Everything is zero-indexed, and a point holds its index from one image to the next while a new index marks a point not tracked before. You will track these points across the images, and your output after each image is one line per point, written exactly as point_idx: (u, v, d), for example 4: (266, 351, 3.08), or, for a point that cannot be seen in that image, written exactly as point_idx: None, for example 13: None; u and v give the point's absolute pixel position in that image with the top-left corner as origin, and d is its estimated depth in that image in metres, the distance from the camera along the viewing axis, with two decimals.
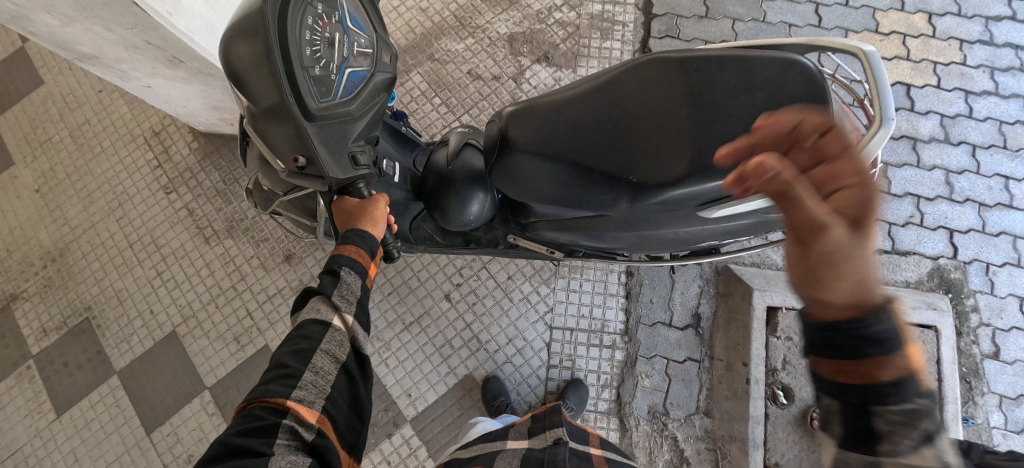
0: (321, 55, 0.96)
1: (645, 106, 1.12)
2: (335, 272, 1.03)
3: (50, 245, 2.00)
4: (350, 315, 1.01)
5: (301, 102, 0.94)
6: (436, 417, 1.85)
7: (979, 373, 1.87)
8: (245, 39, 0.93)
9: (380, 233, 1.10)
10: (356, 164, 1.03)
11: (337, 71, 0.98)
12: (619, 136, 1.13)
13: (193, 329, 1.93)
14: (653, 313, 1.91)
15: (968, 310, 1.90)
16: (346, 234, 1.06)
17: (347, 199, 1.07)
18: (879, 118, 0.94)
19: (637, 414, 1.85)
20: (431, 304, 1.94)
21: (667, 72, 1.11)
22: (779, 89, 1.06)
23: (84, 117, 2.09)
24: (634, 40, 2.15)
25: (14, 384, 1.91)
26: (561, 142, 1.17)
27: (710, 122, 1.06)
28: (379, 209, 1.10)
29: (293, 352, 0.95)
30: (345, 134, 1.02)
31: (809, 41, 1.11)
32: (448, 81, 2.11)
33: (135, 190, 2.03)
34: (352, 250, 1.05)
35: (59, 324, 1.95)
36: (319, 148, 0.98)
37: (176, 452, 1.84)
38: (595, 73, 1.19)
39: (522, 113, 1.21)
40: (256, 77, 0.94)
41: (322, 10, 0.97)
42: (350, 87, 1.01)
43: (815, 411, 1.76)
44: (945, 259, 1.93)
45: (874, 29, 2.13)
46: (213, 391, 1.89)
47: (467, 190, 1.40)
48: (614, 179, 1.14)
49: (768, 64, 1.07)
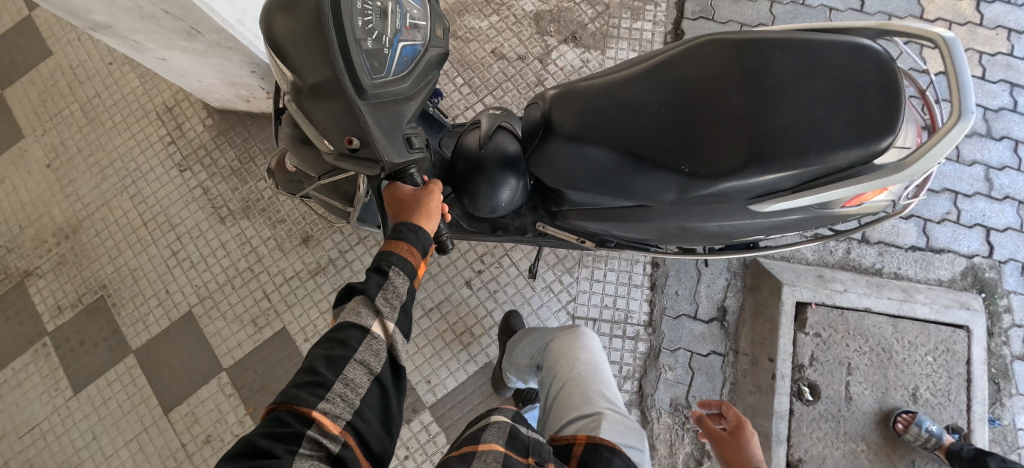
0: (373, 26, 0.91)
1: (700, 90, 1.06)
2: (384, 271, 0.96)
3: (64, 222, 1.95)
4: (391, 322, 0.94)
5: (354, 78, 0.91)
6: (456, 403, 1.83)
7: (1009, 374, 1.83)
8: (294, 9, 0.90)
9: (434, 226, 1.05)
10: (411, 147, 1.00)
11: (389, 44, 0.93)
12: (669, 121, 1.07)
13: (209, 310, 1.90)
14: (678, 305, 1.88)
15: (1001, 310, 1.86)
16: (399, 228, 1.01)
17: (402, 186, 1.05)
18: (958, 112, 0.92)
19: (659, 406, 1.82)
20: (452, 291, 1.90)
21: (726, 54, 1.05)
22: (846, 77, 1.01)
23: (95, 90, 2.03)
24: (666, 22, 2.07)
25: (30, 361, 1.89)
26: (605, 124, 1.11)
27: (771, 110, 1.01)
28: (434, 200, 1.05)
29: (326, 359, 0.89)
30: (399, 114, 0.98)
31: (880, 25, 1.06)
32: (471, 60, 2.03)
33: (149, 167, 1.98)
34: (405, 249, 0.99)
35: (74, 301, 1.92)
36: (373, 129, 0.95)
37: (194, 432, 1.83)
38: (646, 55, 1.14)
39: (567, 94, 1.17)
40: (307, 53, 0.91)
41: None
42: (403, 63, 0.95)
43: (901, 414, 1.73)
44: (980, 257, 1.89)
45: (919, 15, 2.03)
46: (230, 373, 1.87)
47: (498, 176, 1.33)
48: (659, 166, 1.07)
49: (834, 50, 1.03)
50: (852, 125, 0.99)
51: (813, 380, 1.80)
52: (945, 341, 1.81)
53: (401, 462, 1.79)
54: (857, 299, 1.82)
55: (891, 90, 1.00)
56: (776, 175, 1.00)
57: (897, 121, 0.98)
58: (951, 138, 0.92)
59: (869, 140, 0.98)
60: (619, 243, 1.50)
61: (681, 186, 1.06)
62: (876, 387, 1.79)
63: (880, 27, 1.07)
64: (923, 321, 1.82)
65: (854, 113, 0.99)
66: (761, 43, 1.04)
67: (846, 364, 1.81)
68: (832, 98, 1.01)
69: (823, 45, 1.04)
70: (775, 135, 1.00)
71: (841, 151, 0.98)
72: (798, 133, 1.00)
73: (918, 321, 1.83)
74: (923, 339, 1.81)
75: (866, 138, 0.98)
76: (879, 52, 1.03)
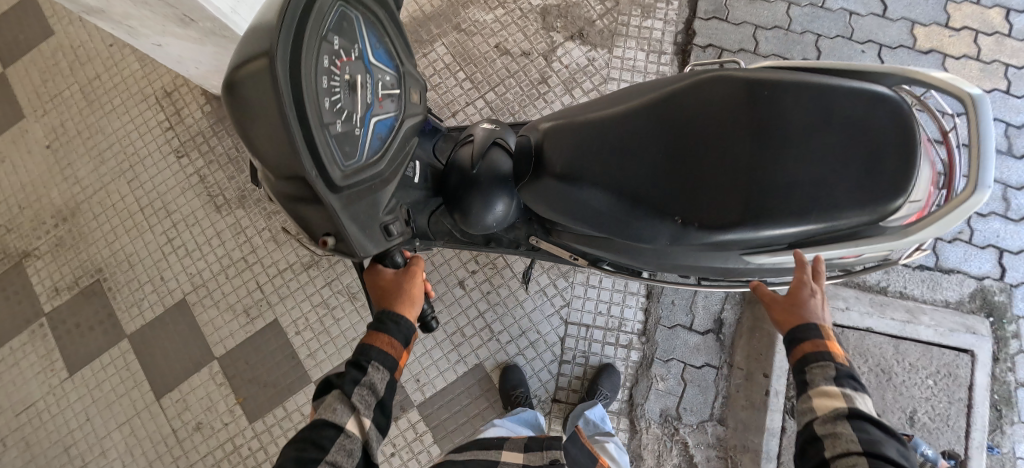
0: (343, 106, 0.82)
1: (706, 132, 1.04)
2: (363, 365, 1.05)
3: (62, 204, 1.96)
4: (366, 419, 1.02)
5: (325, 175, 0.79)
6: (444, 403, 1.82)
7: (1012, 401, 1.78)
8: (251, 93, 0.74)
9: (415, 314, 1.10)
10: (390, 236, 0.98)
11: (360, 124, 0.85)
12: (670, 165, 1.04)
13: (203, 298, 1.90)
14: (673, 315, 1.84)
15: (1008, 336, 1.80)
16: (382, 319, 1.07)
17: (385, 274, 1.10)
18: (975, 184, 0.90)
19: (649, 416, 1.80)
20: (445, 291, 1.88)
21: (736, 94, 1.03)
22: (861, 131, 1.01)
23: (95, 72, 2.02)
24: (677, 21, 2.00)
25: (27, 341, 1.91)
26: (602, 165, 1.08)
27: (777, 161, 1.00)
28: (416, 290, 1.10)
29: (297, 462, 0.96)
30: (373, 201, 0.93)
31: (906, 72, 1.02)
32: (474, 54, 1.98)
33: (147, 152, 1.97)
34: (385, 341, 1.07)
35: (71, 283, 1.93)
36: (348, 224, 0.87)
37: (184, 419, 1.85)
38: (653, 87, 1.11)
39: (564, 129, 1.14)
40: (264, 141, 0.76)
41: (338, 46, 0.82)
42: (376, 141, 0.90)
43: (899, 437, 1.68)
44: (991, 279, 1.82)
45: (944, 23, 1.96)
46: (222, 362, 1.88)
47: (492, 191, 1.30)
48: (655, 214, 1.03)
49: (851, 100, 1.03)
50: (861, 184, 0.99)
51: None
52: (948, 365, 1.76)
53: (388, 459, 1.79)
54: (859, 319, 1.78)
55: (908, 149, 1.00)
56: (776, 230, 0.98)
57: (909, 182, 0.98)
58: (964, 210, 0.91)
59: (879, 202, 0.98)
60: (612, 267, 1.44)
61: (675, 235, 1.02)
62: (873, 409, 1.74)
63: (907, 73, 1.03)
64: (926, 343, 1.78)
65: (864, 171, 1.00)
66: (772, 87, 1.03)
67: None
68: (843, 154, 1.01)
69: (838, 90, 1.03)
70: (782, 190, 0.99)
71: (848, 210, 0.98)
72: (804, 190, 0.99)
73: (921, 343, 1.78)
74: (924, 362, 1.77)
75: (875, 201, 0.98)
76: (897, 101, 1.03)
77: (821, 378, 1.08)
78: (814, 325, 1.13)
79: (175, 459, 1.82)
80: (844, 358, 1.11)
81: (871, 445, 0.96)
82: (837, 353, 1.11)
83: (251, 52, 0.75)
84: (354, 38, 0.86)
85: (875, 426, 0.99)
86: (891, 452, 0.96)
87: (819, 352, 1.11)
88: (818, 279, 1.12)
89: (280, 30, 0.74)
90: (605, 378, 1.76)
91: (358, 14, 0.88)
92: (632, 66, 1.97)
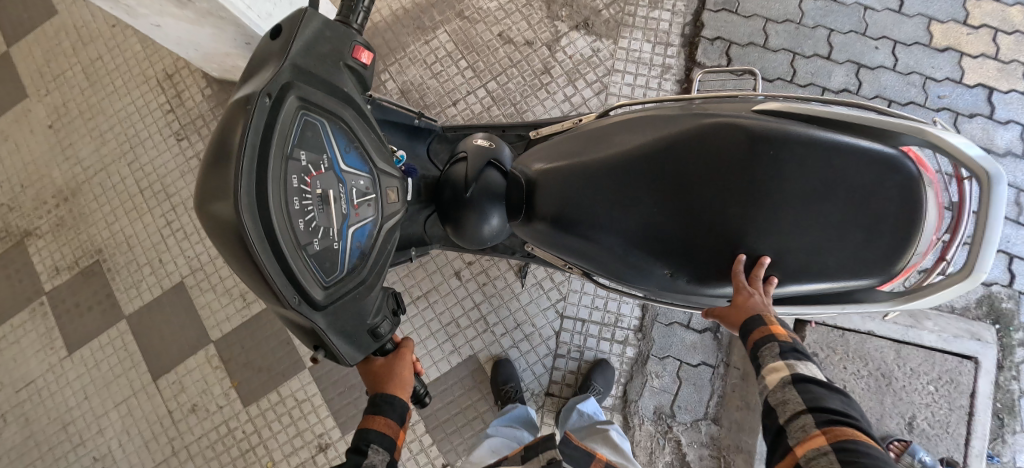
0: (317, 224, 0.80)
1: (705, 188, 1.05)
2: (364, 450, 0.93)
3: (63, 184, 1.97)
4: None
5: (305, 299, 0.80)
6: (437, 393, 1.82)
7: (1015, 411, 1.74)
8: (227, 227, 0.76)
9: (410, 393, 1.01)
10: (378, 338, 0.96)
11: (338, 237, 0.83)
12: (660, 224, 1.08)
13: (200, 282, 1.91)
14: (671, 312, 1.82)
15: (1014, 344, 1.76)
16: (374, 401, 0.98)
17: (375, 360, 1.02)
18: (968, 270, 0.93)
19: (642, 413, 1.78)
20: (441, 281, 1.87)
21: (736, 156, 1.02)
22: (864, 204, 1.02)
23: (98, 52, 2.01)
24: (685, 12, 1.95)
25: (28, 319, 1.93)
26: (597, 216, 1.11)
27: (767, 227, 1.03)
28: (407, 368, 1.02)
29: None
30: (357, 308, 0.91)
31: (917, 131, 0.94)
32: (476, 43, 1.95)
33: (147, 134, 1.97)
34: (381, 422, 0.97)
35: (71, 263, 1.95)
36: (333, 336, 0.87)
37: (180, 401, 1.86)
38: (660, 132, 1.09)
39: (562, 173, 1.15)
40: (246, 268, 0.78)
41: (306, 161, 0.80)
42: (356, 250, 0.88)
43: (895, 442, 1.64)
44: (999, 286, 1.78)
45: (962, 20, 1.90)
46: (218, 346, 1.89)
47: (485, 208, 1.29)
48: (641, 270, 1.12)
49: (858, 167, 1.01)
50: (856, 257, 1.03)
51: None
52: (950, 371, 1.73)
53: None
54: (861, 322, 1.75)
55: (907, 220, 1.01)
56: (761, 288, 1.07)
57: (905, 252, 1.02)
58: (956, 288, 0.95)
59: (865, 272, 1.03)
60: (606, 283, 1.41)
61: (665, 283, 1.11)
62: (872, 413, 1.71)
63: (919, 133, 0.94)
64: (928, 348, 1.74)
65: (862, 244, 1.02)
66: (777, 148, 1.01)
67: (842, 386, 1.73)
68: (839, 223, 1.02)
69: (849, 157, 1.00)
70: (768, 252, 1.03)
71: (841, 279, 1.04)
72: (798, 256, 1.04)
73: (924, 348, 1.75)
74: (926, 368, 1.73)
75: (862, 270, 1.03)
76: (906, 169, 1.00)
77: (768, 358, 0.99)
78: (759, 316, 1.01)
79: (171, 440, 1.84)
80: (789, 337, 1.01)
81: (814, 403, 0.90)
82: (782, 334, 1.01)
83: (218, 181, 0.75)
84: (322, 146, 0.82)
85: (818, 383, 0.92)
86: (836, 406, 0.90)
87: (766, 339, 1.00)
88: (754, 282, 1.02)
89: (240, 167, 0.73)
90: (598, 374, 1.75)
91: (323, 118, 0.84)
92: (638, 58, 1.93)
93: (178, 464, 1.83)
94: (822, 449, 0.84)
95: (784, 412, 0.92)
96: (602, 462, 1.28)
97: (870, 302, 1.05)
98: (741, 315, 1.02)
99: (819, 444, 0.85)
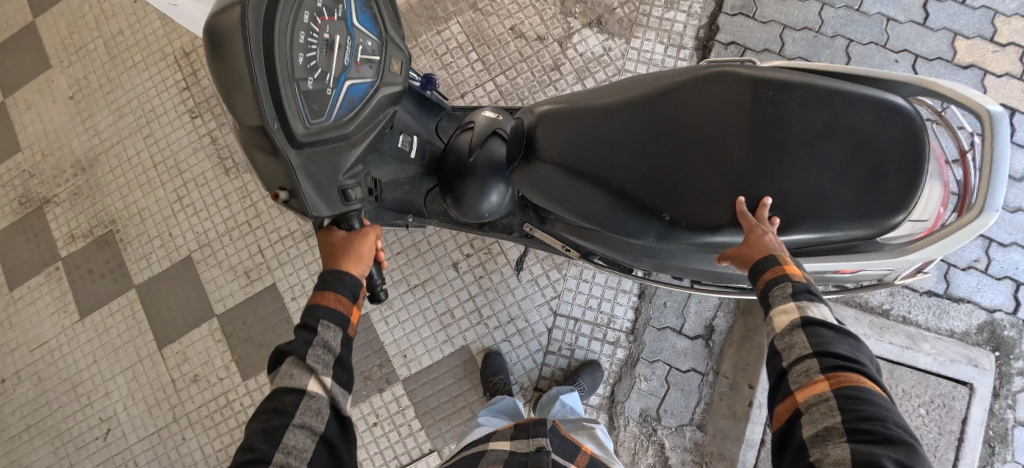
0: (317, 64, 0.82)
1: (704, 127, 0.99)
2: (312, 327, 0.92)
3: (82, 154, 2.05)
4: (328, 378, 0.90)
5: (286, 128, 0.80)
6: (428, 381, 1.86)
7: (1007, 440, 1.72)
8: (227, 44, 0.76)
9: (364, 271, 0.99)
10: (347, 200, 0.94)
11: (333, 85, 0.85)
12: (660, 159, 1.01)
13: (207, 257, 1.97)
14: (664, 317, 1.82)
15: (1012, 372, 1.73)
16: (326, 277, 0.96)
17: (335, 231, 0.99)
18: (982, 207, 0.92)
19: (628, 414, 1.80)
20: (438, 271, 1.89)
21: (741, 92, 0.98)
22: (866, 145, 0.96)
23: (119, 27, 2.08)
24: (701, 14, 1.92)
25: (44, 282, 2.02)
26: (597, 160, 1.04)
27: (776, 169, 0.96)
28: (367, 245, 1.00)
29: (262, 432, 0.84)
30: (334, 164, 0.91)
31: (924, 83, 0.99)
32: (488, 35, 1.95)
33: (163, 110, 2.03)
34: (332, 298, 0.95)
35: (86, 232, 2.02)
36: (304, 183, 0.86)
37: (183, 370, 1.93)
38: (652, 79, 1.05)
39: (560, 114, 1.08)
40: (233, 87, 0.78)
41: (321, 4, 0.83)
42: (348, 104, 0.89)
43: None
44: (1002, 313, 1.75)
45: (989, 36, 1.85)
46: (221, 320, 1.95)
47: (487, 181, 1.31)
48: (638, 209, 1.01)
49: (861, 107, 0.97)
50: (858, 203, 0.95)
51: None
52: (943, 396, 1.71)
53: (370, 428, 1.85)
54: None
55: (914, 166, 0.96)
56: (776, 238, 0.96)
57: (912, 200, 0.95)
58: (968, 230, 0.93)
59: (878, 217, 0.95)
60: (605, 262, 1.46)
61: (661, 231, 0.99)
62: None
63: (920, 83, 0.99)
64: (923, 371, 1.72)
65: (863, 188, 0.96)
66: (778, 86, 0.98)
67: None
68: (845, 164, 0.96)
69: (851, 98, 0.97)
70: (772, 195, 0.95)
71: (840, 225, 0.95)
72: (796, 201, 0.96)
73: (918, 370, 1.73)
74: (918, 390, 1.71)
75: (872, 215, 0.95)
76: (912, 113, 0.97)
77: (779, 299, 0.89)
78: (773, 256, 0.90)
79: (172, 406, 1.91)
80: (802, 275, 0.91)
81: (821, 347, 0.82)
82: (796, 273, 0.91)
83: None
84: None
85: (827, 327, 0.84)
86: (844, 351, 0.83)
87: (779, 279, 0.90)
88: (763, 220, 0.93)
89: None
90: (587, 375, 1.77)
91: None
92: (649, 59, 1.91)
93: (178, 430, 1.90)
94: (824, 395, 0.79)
95: (788, 356, 0.85)
96: (586, 454, 1.29)
97: (876, 252, 1.00)
98: (753, 253, 0.91)
99: (821, 389, 0.79)
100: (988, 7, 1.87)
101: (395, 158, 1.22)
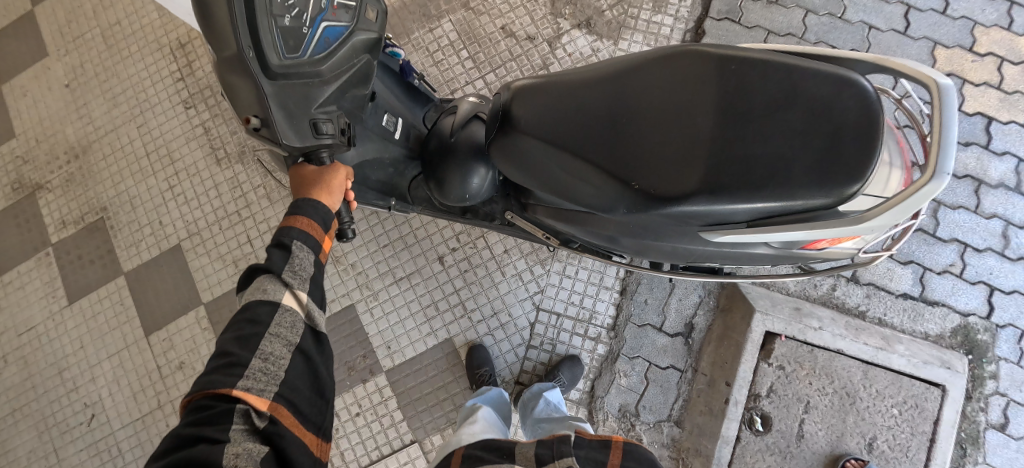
0: (295, 3, 0.92)
1: (670, 100, 1.03)
2: (286, 246, 0.98)
3: (75, 142, 2.07)
4: (304, 293, 0.97)
5: (261, 56, 0.91)
6: (411, 372, 1.88)
7: (979, 442, 1.75)
8: None
9: (334, 204, 1.07)
10: (318, 133, 1.02)
11: (310, 23, 0.94)
12: (627, 130, 1.04)
13: (196, 246, 1.99)
14: (645, 314, 1.85)
15: (985, 376, 1.77)
16: (299, 204, 1.03)
17: (307, 166, 1.07)
18: (934, 171, 0.89)
19: (607, 409, 1.83)
20: (424, 264, 1.92)
21: (704, 67, 1.02)
22: (824, 114, 0.98)
23: (116, 18, 2.11)
24: (688, 19, 1.96)
25: (34, 267, 2.04)
26: (571, 132, 1.07)
27: (739, 138, 0.98)
28: (337, 179, 1.08)
29: (237, 339, 0.91)
30: (308, 96, 1.00)
31: (876, 60, 1.03)
32: (479, 33, 1.98)
33: (157, 99, 2.05)
34: (304, 222, 1.01)
35: (77, 218, 2.04)
36: (276, 110, 0.96)
37: (169, 357, 1.94)
38: (622, 56, 1.10)
39: (535, 87, 1.12)
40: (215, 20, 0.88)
41: None
42: (323, 44, 0.98)
43: (853, 459, 1.68)
44: (976, 317, 1.79)
45: (968, 46, 1.89)
46: (208, 307, 1.96)
47: (468, 164, 1.34)
48: (610, 176, 1.03)
49: (821, 80, 1.00)
50: (817, 170, 0.96)
51: (767, 411, 1.74)
52: (916, 397, 1.72)
53: (352, 418, 1.87)
54: (831, 339, 1.75)
55: (870, 135, 0.97)
56: (732, 207, 0.97)
57: (870, 168, 0.95)
58: (922, 196, 0.91)
59: (835, 186, 0.95)
60: (582, 247, 1.51)
61: (628, 200, 1.01)
62: (832, 430, 1.72)
63: (877, 61, 1.03)
64: (897, 372, 1.74)
65: (823, 156, 0.97)
66: (741, 62, 1.01)
67: (805, 402, 1.74)
68: (804, 132, 0.98)
69: (807, 72, 1.01)
70: (730, 168, 0.97)
71: (800, 192, 0.96)
72: (759, 168, 0.96)
73: (892, 371, 1.74)
74: (891, 391, 1.73)
75: (830, 184, 0.96)
76: (864, 87, 1.00)
77: None
78: None
79: (157, 393, 1.92)
80: None
81: None
82: None
83: None
84: None
85: None
86: None
87: None
88: None
89: None
90: (567, 370, 1.79)
91: None
92: None
93: (162, 417, 1.91)
94: None
95: None
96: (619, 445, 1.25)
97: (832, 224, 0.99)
98: None
99: None
100: (968, 17, 1.91)
101: (380, 139, 1.32)
